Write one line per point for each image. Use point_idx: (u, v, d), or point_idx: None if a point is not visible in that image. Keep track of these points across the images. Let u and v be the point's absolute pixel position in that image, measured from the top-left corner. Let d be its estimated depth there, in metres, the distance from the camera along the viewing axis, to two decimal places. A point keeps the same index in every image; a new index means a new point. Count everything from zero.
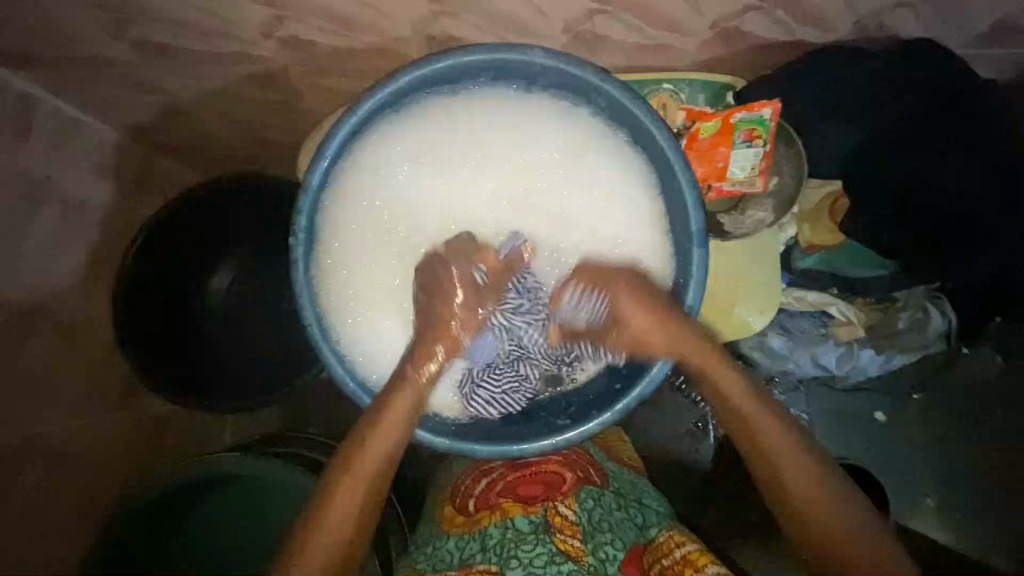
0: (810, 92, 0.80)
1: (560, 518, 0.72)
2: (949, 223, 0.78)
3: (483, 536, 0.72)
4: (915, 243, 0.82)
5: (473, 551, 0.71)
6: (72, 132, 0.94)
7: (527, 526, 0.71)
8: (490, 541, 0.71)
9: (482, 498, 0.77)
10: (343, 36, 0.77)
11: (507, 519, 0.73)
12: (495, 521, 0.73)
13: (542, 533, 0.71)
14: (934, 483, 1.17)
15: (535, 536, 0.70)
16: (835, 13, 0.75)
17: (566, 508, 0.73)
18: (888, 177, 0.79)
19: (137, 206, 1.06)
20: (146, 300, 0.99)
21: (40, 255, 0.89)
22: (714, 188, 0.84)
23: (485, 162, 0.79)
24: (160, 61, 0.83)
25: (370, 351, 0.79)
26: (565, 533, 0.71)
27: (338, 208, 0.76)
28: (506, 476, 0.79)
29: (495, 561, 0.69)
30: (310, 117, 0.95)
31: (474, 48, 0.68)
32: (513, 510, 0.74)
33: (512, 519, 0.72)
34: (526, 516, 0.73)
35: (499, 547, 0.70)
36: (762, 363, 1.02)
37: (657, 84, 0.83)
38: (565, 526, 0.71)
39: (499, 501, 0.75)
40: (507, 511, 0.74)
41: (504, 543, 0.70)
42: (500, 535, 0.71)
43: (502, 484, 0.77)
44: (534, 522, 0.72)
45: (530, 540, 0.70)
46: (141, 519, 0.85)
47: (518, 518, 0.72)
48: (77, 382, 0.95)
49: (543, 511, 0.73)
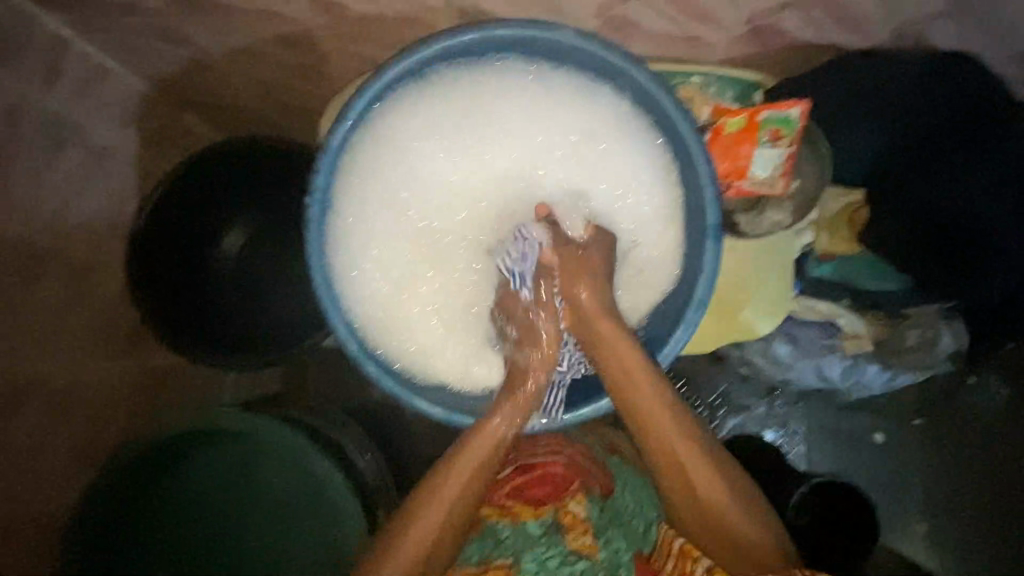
0: (838, 97, 0.79)
1: (570, 516, 0.75)
2: (969, 234, 0.76)
3: (494, 533, 0.74)
4: (917, 256, 0.81)
5: (488, 546, 0.73)
6: (99, 79, 0.94)
7: (538, 529, 0.74)
8: (502, 538, 0.74)
9: (488, 497, 0.78)
10: (374, 2, 0.77)
11: (519, 523, 0.74)
12: (505, 522, 0.75)
13: (553, 534, 0.73)
14: (927, 509, 1.16)
15: (547, 538, 0.73)
16: (871, 17, 0.73)
17: (576, 505, 0.76)
18: (907, 192, 0.78)
19: (159, 159, 1.08)
20: (155, 245, 0.99)
21: (60, 196, 0.91)
22: (733, 187, 0.81)
23: (504, 140, 0.79)
24: (191, 12, 0.83)
25: (378, 321, 0.79)
26: (576, 531, 0.74)
27: (356, 173, 0.76)
28: (512, 479, 0.78)
29: (509, 556, 0.71)
30: (335, 83, 0.95)
31: (504, 21, 0.67)
32: (525, 515, 0.75)
33: (524, 523, 0.74)
34: (537, 520, 0.75)
35: (511, 544, 0.73)
36: (764, 368, 1.01)
37: (686, 76, 0.81)
38: (575, 524, 0.74)
39: (508, 504, 0.76)
40: (518, 514, 0.75)
41: (517, 538, 0.73)
42: (512, 534, 0.74)
43: (511, 486, 0.78)
44: (545, 524, 0.74)
45: (542, 543, 0.72)
46: (135, 468, 0.86)
47: (529, 522, 0.74)
48: (87, 327, 0.96)
49: (553, 512, 0.75)
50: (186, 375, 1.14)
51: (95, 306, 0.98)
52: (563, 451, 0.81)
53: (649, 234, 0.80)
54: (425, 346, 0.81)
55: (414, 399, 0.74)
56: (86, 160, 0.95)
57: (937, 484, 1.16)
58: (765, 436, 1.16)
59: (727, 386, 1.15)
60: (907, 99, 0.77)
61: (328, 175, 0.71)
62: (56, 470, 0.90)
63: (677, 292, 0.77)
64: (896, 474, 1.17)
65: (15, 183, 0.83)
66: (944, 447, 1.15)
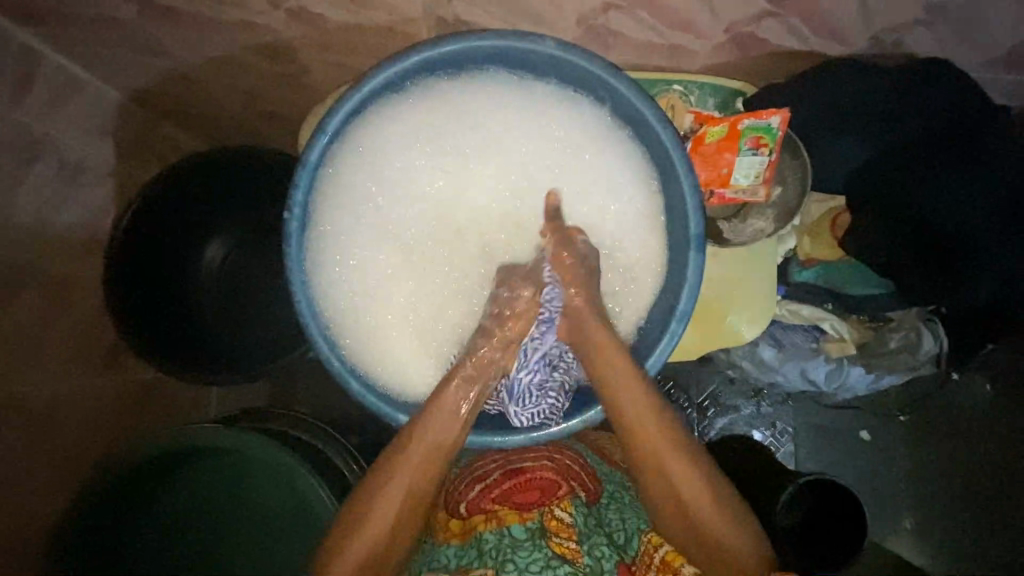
0: (821, 105, 0.79)
1: (555, 521, 0.73)
2: (961, 247, 0.77)
3: (479, 542, 0.72)
4: (894, 257, 0.83)
5: (470, 558, 0.71)
6: (73, 91, 0.92)
7: (523, 534, 0.72)
8: (485, 546, 0.71)
9: (475, 502, 0.75)
10: (353, 12, 0.76)
11: (503, 527, 0.72)
12: (490, 527, 0.73)
13: (538, 539, 0.72)
14: (915, 507, 1.17)
15: (531, 543, 0.71)
16: (850, 25, 0.74)
17: (562, 511, 0.74)
18: (881, 196, 0.80)
19: (137, 171, 1.06)
20: (133, 252, 0.96)
21: (35, 212, 0.89)
22: (716, 194, 0.83)
23: (485, 150, 0.78)
24: (167, 22, 0.82)
25: (363, 333, 0.78)
26: (561, 536, 0.72)
27: (335, 187, 0.75)
28: (500, 483, 0.76)
29: (492, 566, 0.69)
30: (318, 92, 0.94)
31: (483, 33, 0.67)
32: (509, 519, 0.73)
33: (508, 527, 0.72)
34: (522, 524, 0.73)
35: (495, 551, 0.71)
36: (750, 372, 1.02)
37: (667, 84, 0.81)
38: (561, 529, 0.72)
39: (493, 509, 0.74)
40: (502, 519, 0.73)
41: (500, 546, 0.71)
42: (496, 540, 0.72)
43: (497, 491, 0.75)
44: (530, 529, 0.72)
45: (527, 547, 0.71)
46: (126, 485, 0.84)
47: (515, 527, 0.72)
48: (67, 344, 0.95)
49: (539, 516, 0.74)
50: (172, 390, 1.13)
51: (74, 321, 0.96)
52: (551, 458, 0.79)
53: (634, 242, 0.79)
54: (411, 357, 0.80)
55: (398, 416, 0.73)
56: (61, 174, 0.92)
57: (925, 481, 1.17)
58: (753, 435, 1.17)
59: (714, 386, 1.16)
60: (889, 107, 0.77)
61: (307, 190, 0.70)
62: (37, 491, 0.88)
63: (662, 298, 0.77)
64: (884, 473, 1.18)
65: None
66: (927, 446, 1.17)
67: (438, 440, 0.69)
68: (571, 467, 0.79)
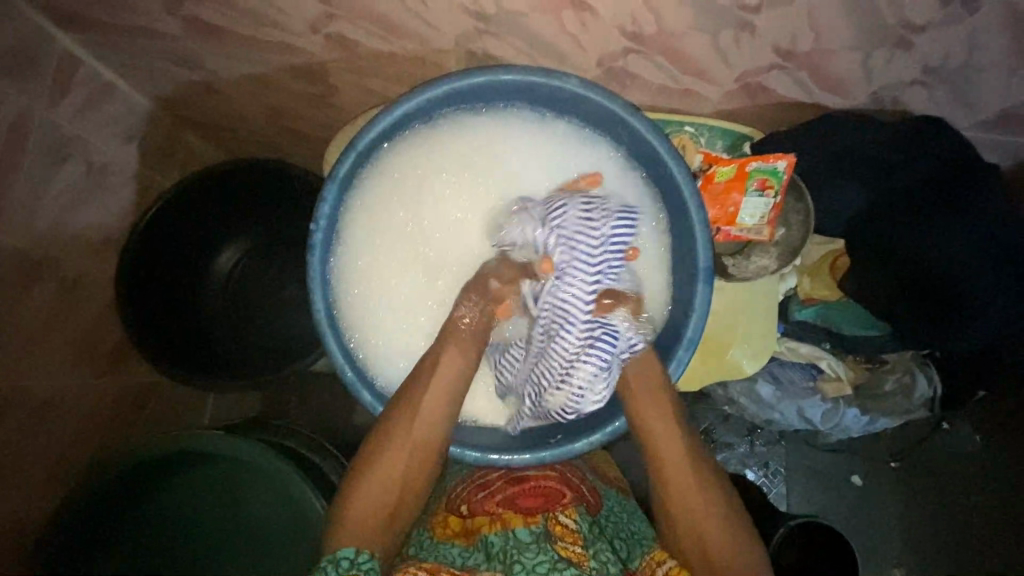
0: (823, 153, 0.83)
1: (560, 527, 0.75)
2: (944, 286, 0.80)
3: (486, 545, 0.73)
4: (891, 296, 0.85)
5: (477, 560, 0.72)
6: (105, 98, 0.95)
7: (528, 536, 0.73)
8: (493, 550, 0.72)
9: (479, 504, 0.76)
10: (387, 41, 0.81)
11: (508, 529, 0.73)
12: (495, 530, 0.74)
13: (543, 542, 0.72)
14: (905, 556, 1.17)
15: (536, 545, 0.72)
16: (853, 82, 0.78)
17: (566, 518, 0.76)
18: (869, 232, 0.84)
19: (159, 177, 1.08)
20: (149, 266, 0.99)
21: (61, 210, 0.91)
22: (723, 231, 0.87)
23: (506, 179, 0.81)
24: (206, 39, 0.85)
25: (374, 348, 0.81)
26: (565, 541, 0.73)
27: (360, 203, 0.79)
28: (504, 487, 0.77)
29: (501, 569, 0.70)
30: (344, 113, 0.98)
31: (511, 67, 0.71)
32: (514, 521, 0.74)
33: (513, 530, 0.73)
34: (527, 527, 0.74)
35: (501, 554, 0.71)
36: (749, 408, 1.04)
37: (680, 125, 0.86)
38: (566, 535, 0.74)
39: (497, 511, 0.75)
40: (507, 519, 0.74)
41: (506, 548, 0.72)
42: (502, 543, 0.72)
43: (502, 493, 0.76)
44: (535, 533, 0.73)
45: (532, 549, 0.71)
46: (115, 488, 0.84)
47: (520, 529, 0.73)
48: (76, 340, 0.96)
49: (544, 521, 0.75)
50: (173, 394, 1.14)
51: (81, 318, 0.96)
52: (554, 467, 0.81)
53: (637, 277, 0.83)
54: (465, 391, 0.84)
55: None
56: (88, 175, 0.95)
57: (914, 530, 1.17)
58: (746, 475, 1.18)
59: (708, 422, 1.17)
60: (884, 157, 0.81)
61: (333, 203, 0.74)
62: (33, 487, 0.88)
63: (666, 331, 0.80)
64: (877, 519, 1.18)
65: (17, 193, 0.84)
66: (917, 493, 1.18)
67: (430, 417, 0.72)
68: (573, 477, 0.80)
